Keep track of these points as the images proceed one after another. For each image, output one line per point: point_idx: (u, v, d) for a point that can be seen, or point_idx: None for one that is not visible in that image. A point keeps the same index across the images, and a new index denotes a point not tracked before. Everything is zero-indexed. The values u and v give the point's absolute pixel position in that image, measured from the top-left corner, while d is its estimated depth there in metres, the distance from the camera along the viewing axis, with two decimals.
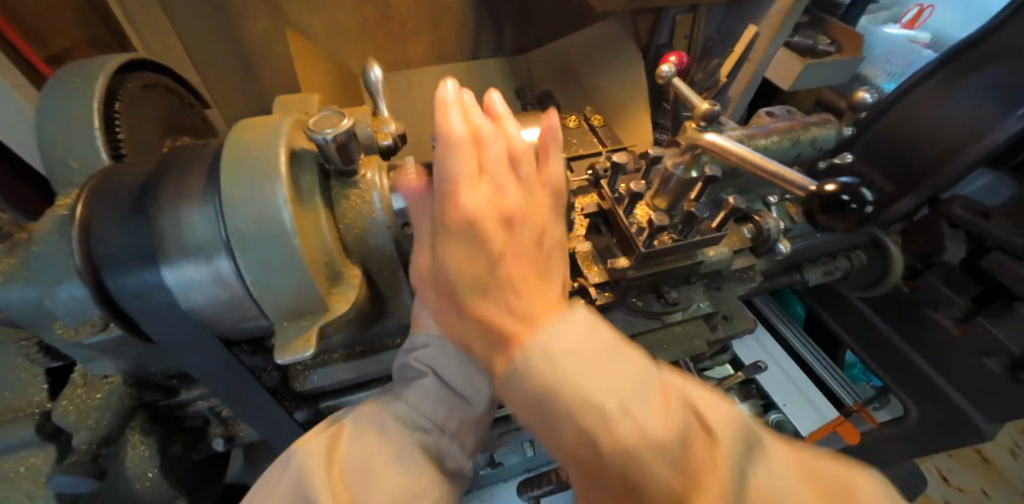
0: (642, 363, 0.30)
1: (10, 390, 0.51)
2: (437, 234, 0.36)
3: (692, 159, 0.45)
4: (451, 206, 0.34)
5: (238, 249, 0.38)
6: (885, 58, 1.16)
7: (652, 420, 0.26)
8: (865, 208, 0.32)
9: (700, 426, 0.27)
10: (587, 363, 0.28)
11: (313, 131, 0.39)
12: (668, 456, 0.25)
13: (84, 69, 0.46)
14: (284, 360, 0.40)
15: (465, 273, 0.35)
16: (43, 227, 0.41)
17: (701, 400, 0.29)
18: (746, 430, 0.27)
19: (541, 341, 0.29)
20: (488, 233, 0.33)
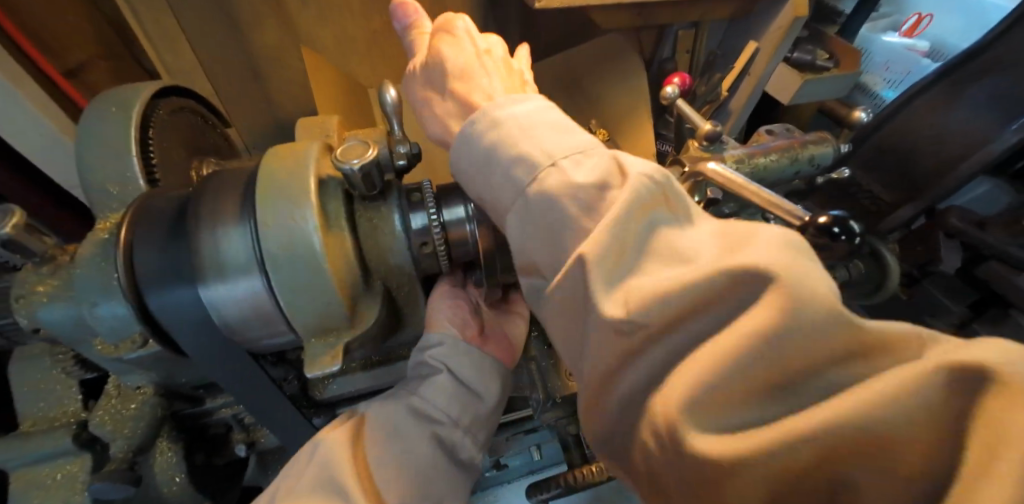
0: (624, 198, 0.31)
1: (46, 402, 0.54)
2: (424, 80, 0.49)
3: (695, 184, 0.47)
4: (437, 71, 0.47)
5: (271, 270, 0.40)
6: (884, 66, 1.19)
7: (632, 260, 0.29)
8: (854, 239, 0.35)
9: (674, 257, 0.28)
10: (578, 219, 0.32)
11: (341, 161, 0.41)
12: (624, 275, 0.29)
13: (119, 98, 0.49)
14: (314, 374, 0.43)
15: (444, 103, 0.46)
16: (85, 250, 0.43)
17: (679, 236, 0.30)
18: (726, 258, 0.27)
19: (508, 121, 0.38)
20: (462, 79, 0.45)
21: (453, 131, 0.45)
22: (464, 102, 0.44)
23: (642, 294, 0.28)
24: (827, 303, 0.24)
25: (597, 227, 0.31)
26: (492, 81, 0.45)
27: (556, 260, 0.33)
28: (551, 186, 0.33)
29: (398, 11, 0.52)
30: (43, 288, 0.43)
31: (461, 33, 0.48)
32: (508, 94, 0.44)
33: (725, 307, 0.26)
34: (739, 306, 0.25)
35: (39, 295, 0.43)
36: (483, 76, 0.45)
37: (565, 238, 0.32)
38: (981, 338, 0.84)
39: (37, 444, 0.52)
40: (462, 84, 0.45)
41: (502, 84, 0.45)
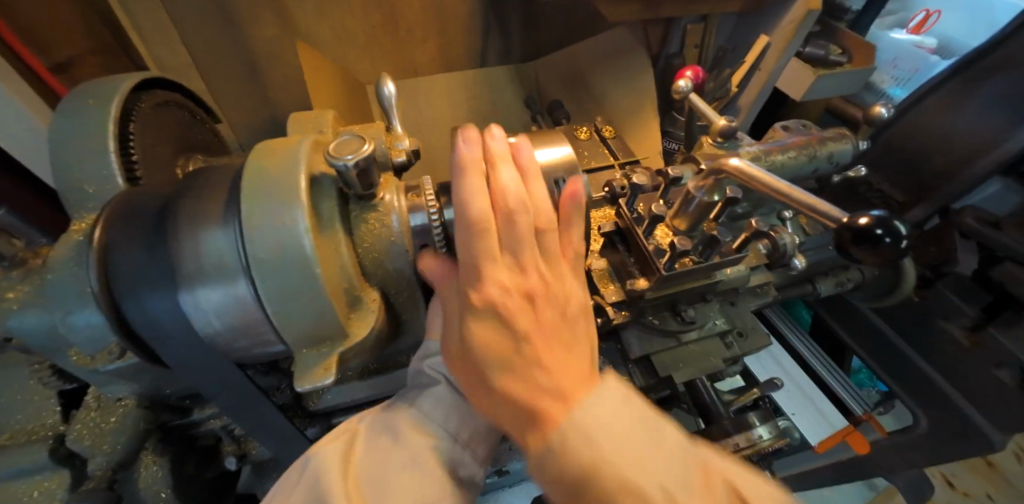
0: (614, 396, 0.34)
1: (23, 414, 0.51)
2: (463, 364, 0.39)
3: (715, 183, 0.44)
4: (489, 330, 0.37)
5: (257, 276, 0.37)
6: (892, 64, 1.16)
7: (620, 458, 0.31)
8: (901, 243, 0.31)
9: (651, 445, 0.31)
10: (609, 428, 0.32)
11: (334, 157, 0.38)
12: (636, 472, 0.30)
13: (99, 91, 0.46)
14: (304, 389, 0.40)
15: (489, 395, 0.36)
16: (59, 253, 0.40)
17: (638, 407, 0.34)
18: (699, 470, 0.32)
19: (575, 421, 0.32)
20: (513, 371, 0.35)
21: (520, 436, 0.34)
22: (523, 405, 0.33)
23: (639, 469, 0.31)
24: (761, 501, 0.32)
25: (597, 446, 0.31)
26: (553, 375, 0.34)
27: (570, 469, 0.31)
28: (543, 380, 0.34)
29: (431, 270, 0.45)
30: (13, 295, 0.40)
31: (500, 177, 0.41)
32: (576, 383, 0.34)
33: (693, 490, 0.30)
34: (705, 499, 0.30)
35: (10, 302, 0.40)
36: (537, 367, 0.34)
37: (571, 463, 0.31)
38: (999, 344, 0.78)
39: (13, 460, 0.48)
40: (527, 368, 0.34)
41: (565, 375, 0.34)
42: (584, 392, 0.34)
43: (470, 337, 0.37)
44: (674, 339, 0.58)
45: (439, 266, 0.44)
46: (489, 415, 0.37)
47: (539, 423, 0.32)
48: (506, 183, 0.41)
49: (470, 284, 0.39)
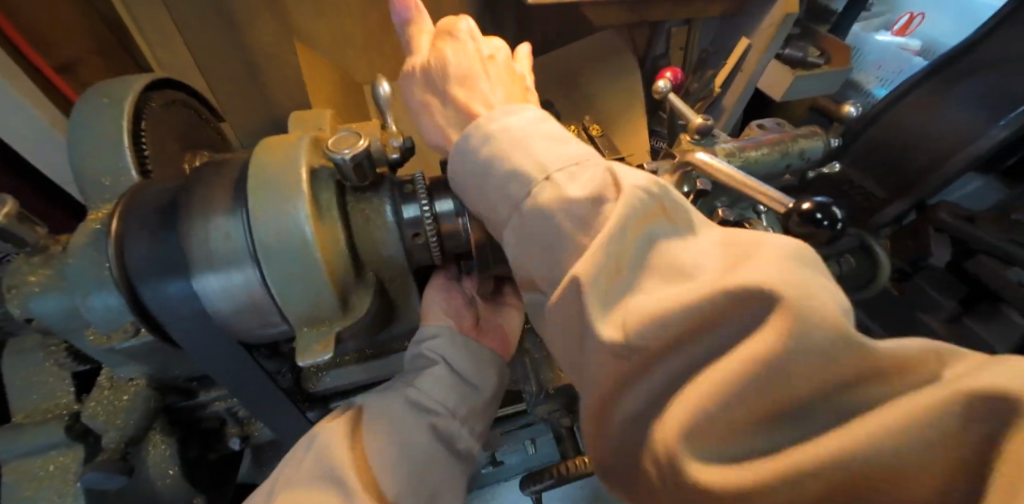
0: (613, 202, 0.32)
1: (39, 394, 0.54)
2: (423, 85, 0.50)
3: (684, 175, 0.48)
4: (439, 72, 0.48)
5: (263, 260, 0.41)
6: (877, 65, 1.19)
7: (608, 244, 0.30)
8: (835, 225, 0.36)
9: (660, 260, 0.29)
10: (569, 204, 0.33)
11: (332, 151, 0.42)
12: (606, 268, 0.29)
13: (113, 90, 0.49)
14: (305, 364, 0.43)
15: (450, 113, 0.47)
16: (78, 240, 0.43)
17: (670, 244, 0.30)
18: (701, 263, 0.28)
19: (498, 121, 0.39)
20: (463, 83, 0.47)
21: (451, 137, 0.47)
22: (465, 109, 0.46)
23: (611, 270, 0.29)
24: (827, 303, 0.24)
25: (586, 234, 0.32)
26: (493, 93, 0.46)
27: (546, 272, 0.35)
28: (523, 151, 0.37)
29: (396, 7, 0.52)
30: (35, 278, 0.43)
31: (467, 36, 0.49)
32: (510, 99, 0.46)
33: (699, 295, 0.26)
34: (710, 289, 0.26)
35: (33, 285, 0.43)
36: (481, 76, 0.47)
37: (556, 248, 0.33)
38: (973, 332, 0.83)
39: (30, 436, 0.52)
40: (462, 93, 0.46)
41: (502, 91, 0.47)
42: (514, 109, 0.44)
43: (443, 63, 0.48)
44: None
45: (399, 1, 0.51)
46: (439, 131, 0.48)
47: (477, 118, 0.44)
48: (450, 35, 0.49)
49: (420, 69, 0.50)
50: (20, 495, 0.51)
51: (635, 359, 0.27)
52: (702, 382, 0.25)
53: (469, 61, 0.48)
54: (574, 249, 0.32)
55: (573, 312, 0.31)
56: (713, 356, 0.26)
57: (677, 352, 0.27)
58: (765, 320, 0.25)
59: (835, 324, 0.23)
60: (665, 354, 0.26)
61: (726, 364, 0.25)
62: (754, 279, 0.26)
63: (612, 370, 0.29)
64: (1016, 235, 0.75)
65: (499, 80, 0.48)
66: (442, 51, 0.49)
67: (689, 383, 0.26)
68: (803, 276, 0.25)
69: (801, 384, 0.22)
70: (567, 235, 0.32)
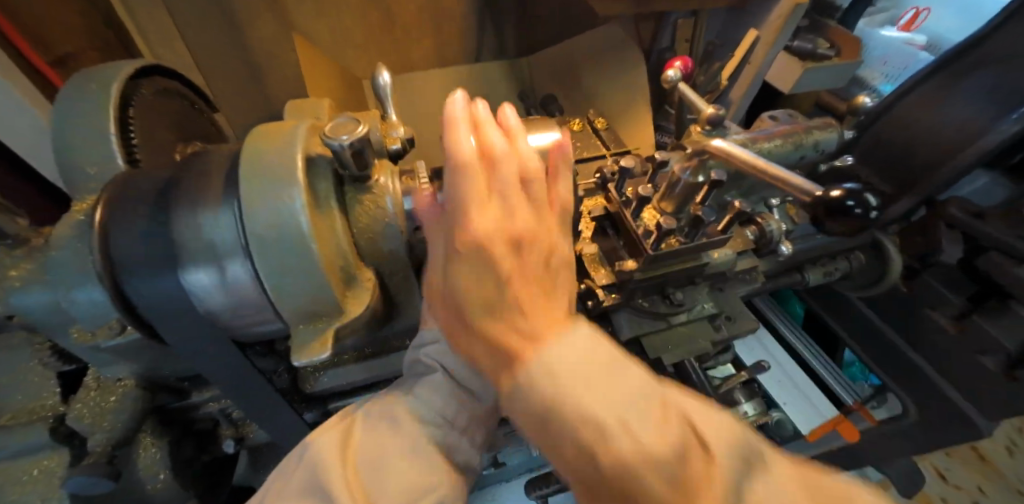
0: (644, 383, 0.30)
1: (24, 394, 0.52)
2: (440, 307, 0.37)
3: (699, 164, 0.46)
4: (452, 291, 0.35)
5: (256, 253, 0.38)
6: (883, 61, 1.17)
7: (647, 431, 0.27)
8: (868, 213, 0.34)
9: (695, 439, 0.27)
10: (588, 371, 0.29)
11: (330, 137, 0.39)
12: (660, 468, 0.25)
13: (99, 75, 0.47)
14: (301, 362, 0.41)
15: (469, 337, 0.34)
16: (60, 232, 0.41)
17: (694, 412, 0.29)
18: (742, 443, 0.26)
19: (539, 357, 0.30)
20: (489, 309, 0.33)
21: (486, 375, 0.34)
22: (495, 346, 0.32)
23: (671, 475, 0.25)
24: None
25: (619, 415, 0.27)
26: (530, 308, 0.33)
27: (571, 438, 0.28)
28: (555, 356, 0.30)
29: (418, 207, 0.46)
30: (15, 272, 0.41)
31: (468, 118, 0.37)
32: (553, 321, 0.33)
33: (753, 480, 0.25)
34: (760, 478, 0.25)
35: (12, 279, 0.41)
36: (519, 315, 0.33)
37: (578, 430, 0.28)
38: (984, 332, 0.80)
39: (16, 437, 0.50)
40: (488, 316, 0.33)
41: (545, 312, 0.33)
42: (557, 327, 0.32)
43: (454, 278, 0.34)
44: (662, 323, 0.59)
45: (423, 197, 0.45)
46: (463, 356, 0.36)
47: (511, 361, 0.31)
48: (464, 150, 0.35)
49: (430, 277, 0.39)
50: (5, 499, 0.49)
51: None
52: None
53: (484, 196, 0.35)
54: (607, 434, 0.27)
55: (609, 492, 0.27)
56: None
57: None
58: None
59: None
60: None
61: None
62: (793, 476, 0.26)
63: None
64: None
65: (545, 270, 0.36)
66: (462, 222, 0.34)
67: None
68: (823, 476, 0.26)
69: None
70: (601, 424, 0.27)
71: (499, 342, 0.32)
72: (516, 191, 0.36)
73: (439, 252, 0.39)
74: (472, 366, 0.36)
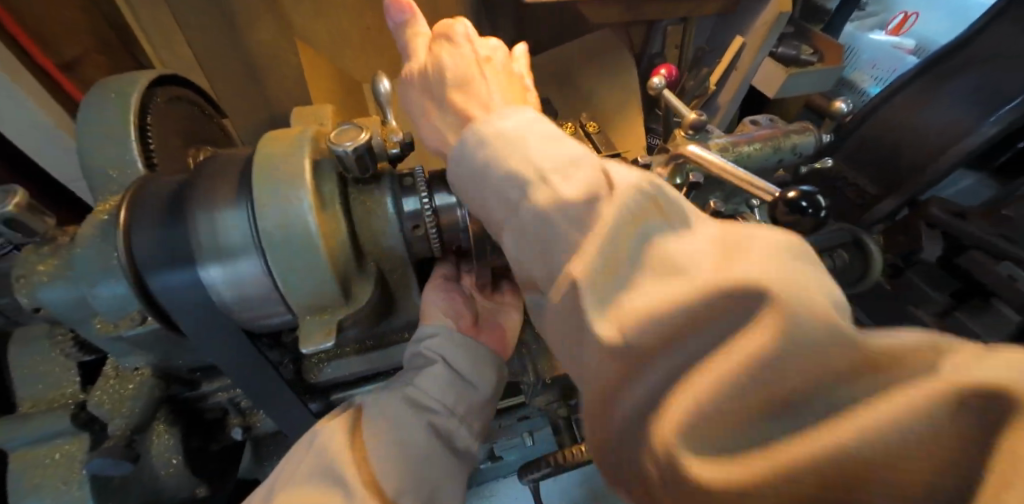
0: (578, 154, 0.32)
1: (46, 383, 0.55)
2: (422, 89, 0.47)
3: (675, 167, 0.50)
4: (436, 74, 0.45)
5: (268, 250, 0.42)
6: (871, 64, 1.21)
7: (566, 186, 0.30)
8: (819, 212, 0.38)
9: (607, 189, 0.29)
10: (529, 141, 0.33)
11: (335, 144, 0.43)
12: (568, 214, 0.29)
13: (119, 85, 0.50)
14: (308, 350, 0.44)
15: (441, 111, 0.45)
16: (85, 230, 0.44)
17: (620, 172, 0.30)
18: (655, 197, 0.28)
19: (489, 120, 0.36)
20: (459, 85, 0.43)
21: (447, 135, 0.44)
22: (458, 109, 0.42)
23: (577, 216, 0.29)
24: (766, 239, 0.24)
25: (539, 169, 0.31)
26: (494, 89, 0.43)
27: (499, 205, 0.33)
28: (501, 125, 0.35)
29: (393, 12, 0.48)
30: (44, 268, 0.44)
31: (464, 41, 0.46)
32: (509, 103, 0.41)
33: (655, 230, 0.27)
34: (667, 231, 0.27)
35: (41, 275, 0.44)
36: (481, 83, 0.43)
37: (504, 181, 0.32)
38: (966, 326, 0.83)
39: (38, 424, 0.52)
40: (457, 90, 0.43)
41: (504, 95, 0.43)
42: (509, 107, 0.40)
43: (442, 61, 0.44)
44: None
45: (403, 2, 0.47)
46: (432, 136, 0.46)
47: (469, 120, 0.40)
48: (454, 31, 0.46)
49: (417, 71, 0.47)
50: (29, 482, 0.52)
51: (581, 278, 0.27)
52: (654, 298, 0.25)
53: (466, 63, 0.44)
54: (530, 187, 0.31)
55: (534, 241, 0.31)
56: (665, 273, 0.25)
57: (612, 276, 0.26)
58: (720, 253, 0.25)
59: (776, 256, 0.23)
60: (610, 273, 0.26)
61: (679, 285, 0.24)
62: (714, 235, 0.26)
63: (566, 282, 0.28)
64: (1008, 228, 0.78)
65: (506, 77, 0.46)
66: (444, 37, 0.46)
67: (629, 292, 0.26)
68: (744, 226, 0.26)
69: (747, 296, 0.22)
70: (526, 179, 0.31)
71: (461, 107, 0.42)
72: (498, 66, 0.46)
73: (422, 64, 0.47)
74: (442, 146, 0.45)
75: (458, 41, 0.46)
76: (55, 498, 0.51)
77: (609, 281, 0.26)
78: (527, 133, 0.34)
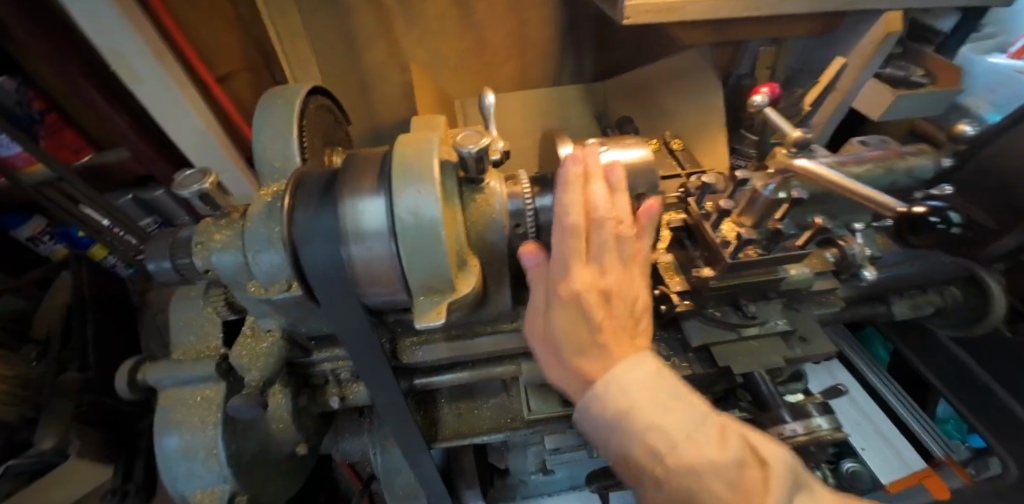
0: (705, 411, 0.37)
1: (197, 336, 0.65)
2: (544, 340, 0.45)
3: (783, 181, 0.50)
4: (554, 336, 0.43)
5: (400, 234, 0.48)
6: (989, 89, 1.07)
7: (710, 449, 0.33)
8: (951, 228, 0.37)
9: (753, 459, 0.33)
10: (658, 402, 0.36)
11: (461, 145, 0.49)
12: (721, 477, 0.32)
13: (285, 93, 0.61)
14: (420, 326, 0.50)
15: (566, 370, 0.42)
16: (255, 209, 0.53)
17: (755, 440, 0.35)
18: (791, 469, 0.33)
19: (612, 379, 0.38)
20: (579, 350, 0.41)
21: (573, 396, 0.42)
22: (579, 373, 0.41)
23: (733, 485, 0.32)
24: None
25: (681, 434, 0.35)
26: (603, 334, 0.41)
27: (643, 452, 0.35)
28: (629, 376, 0.38)
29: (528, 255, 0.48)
30: (219, 237, 0.54)
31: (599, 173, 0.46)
32: (623, 347, 0.40)
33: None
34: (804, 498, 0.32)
35: (216, 242, 0.54)
36: (597, 344, 0.40)
37: (650, 436, 0.35)
38: None
39: (190, 368, 0.61)
40: (581, 353, 0.41)
41: (612, 332, 0.41)
42: (625, 356, 0.40)
43: (553, 316, 0.43)
44: (734, 333, 0.61)
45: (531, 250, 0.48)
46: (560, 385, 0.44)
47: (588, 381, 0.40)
48: (599, 193, 0.44)
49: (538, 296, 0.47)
50: (174, 416, 0.61)
51: None
52: None
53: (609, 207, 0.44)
54: (675, 449, 0.34)
55: (666, 479, 0.34)
56: None
57: None
58: None
59: None
60: None
61: None
62: (826, 498, 0.33)
63: None
64: None
65: (622, 305, 0.43)
66: (559, 288, 0.43)
67: None
68: None
69: None
70: (669, 443, 0.34)
71: (580, 369, 0.40)
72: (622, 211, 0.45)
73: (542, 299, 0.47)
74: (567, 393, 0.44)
75: (599, 223, 0.43)
76: (193, 432, 0.60)
77: None
78: (657, 393, 0.37)
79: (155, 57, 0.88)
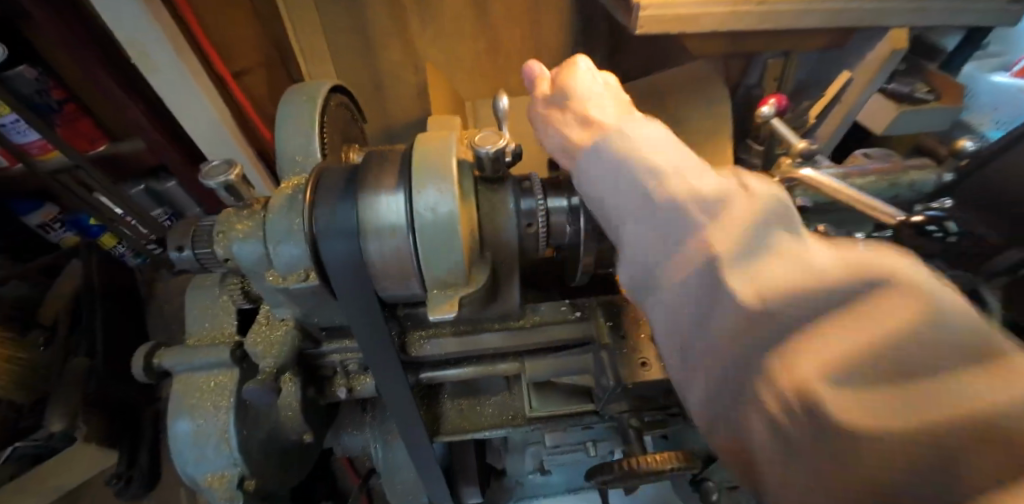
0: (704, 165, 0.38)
1: (211, 323, 0.66)
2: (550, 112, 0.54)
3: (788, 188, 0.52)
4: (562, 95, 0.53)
5: (417, 228, 0.50)
6: (992, 106, 1.01)
7: (699, 182, 0.36)
8: None
9: (741, 190, 0.34)
10: (659, 150, 0.40)
11: (479, 145, 0.51)
12: (699, 198, 0.35)
13: (308, 91, 0.63)
14: (433, 317, 0.51)
15: (570, 120, 0.51)
16: (276, 201, 0.55)
17: (752, 182, 0.36)
18: (784, 204, 0.33)
19: (620, 132, 0.43)
20: (583, 115, 0.50)
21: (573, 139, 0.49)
22: (584, 116, 0.49)
23: (711, 203, 0.34)
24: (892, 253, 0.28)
25: (673, 171, 0.37)
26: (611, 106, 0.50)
27: (628, 184, 0.40)
28: (636, 136, 0.42)
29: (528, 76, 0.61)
30: (240, 226, 0.56)
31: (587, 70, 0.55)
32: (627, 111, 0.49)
33: (780, 223, 0.31)
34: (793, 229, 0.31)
35: (237, 231, 0.55)
36: (600, 109, 0.49)
37: (641, 168, 0.39)
38: None
39: (205, 354, 0.62)
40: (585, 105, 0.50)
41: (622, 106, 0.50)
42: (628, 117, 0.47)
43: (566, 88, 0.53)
44: None
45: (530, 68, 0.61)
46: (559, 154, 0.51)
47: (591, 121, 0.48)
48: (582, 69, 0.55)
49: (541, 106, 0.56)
50: (187, 401, 0.62)
51: (723, 248, 0.31)
52: (781, 272, 0.29)
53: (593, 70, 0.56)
54: (663, 179, 0.37)
55: (648, 231, 0.37)
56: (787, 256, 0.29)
57: (740, 247, 0.31)
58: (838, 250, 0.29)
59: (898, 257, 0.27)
60: (742, 243, 0.31)
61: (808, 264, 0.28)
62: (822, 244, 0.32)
63: (690, 260, 0.33)
64: None
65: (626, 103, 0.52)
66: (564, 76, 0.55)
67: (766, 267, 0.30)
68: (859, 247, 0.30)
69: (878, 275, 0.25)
70: (660, 174, 0.38)
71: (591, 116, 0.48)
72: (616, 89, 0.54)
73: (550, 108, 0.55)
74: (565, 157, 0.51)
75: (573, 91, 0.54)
76: (206, 418, 0.61)
77: (743, 246, 0.31)
78: (657, 142, 0.41)
79: (173, 48, 0.91)
